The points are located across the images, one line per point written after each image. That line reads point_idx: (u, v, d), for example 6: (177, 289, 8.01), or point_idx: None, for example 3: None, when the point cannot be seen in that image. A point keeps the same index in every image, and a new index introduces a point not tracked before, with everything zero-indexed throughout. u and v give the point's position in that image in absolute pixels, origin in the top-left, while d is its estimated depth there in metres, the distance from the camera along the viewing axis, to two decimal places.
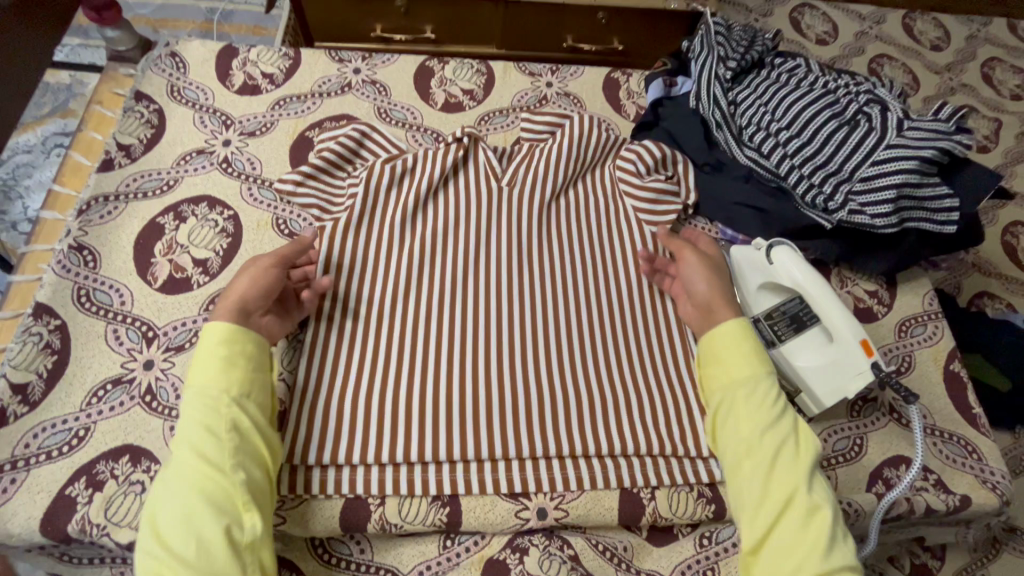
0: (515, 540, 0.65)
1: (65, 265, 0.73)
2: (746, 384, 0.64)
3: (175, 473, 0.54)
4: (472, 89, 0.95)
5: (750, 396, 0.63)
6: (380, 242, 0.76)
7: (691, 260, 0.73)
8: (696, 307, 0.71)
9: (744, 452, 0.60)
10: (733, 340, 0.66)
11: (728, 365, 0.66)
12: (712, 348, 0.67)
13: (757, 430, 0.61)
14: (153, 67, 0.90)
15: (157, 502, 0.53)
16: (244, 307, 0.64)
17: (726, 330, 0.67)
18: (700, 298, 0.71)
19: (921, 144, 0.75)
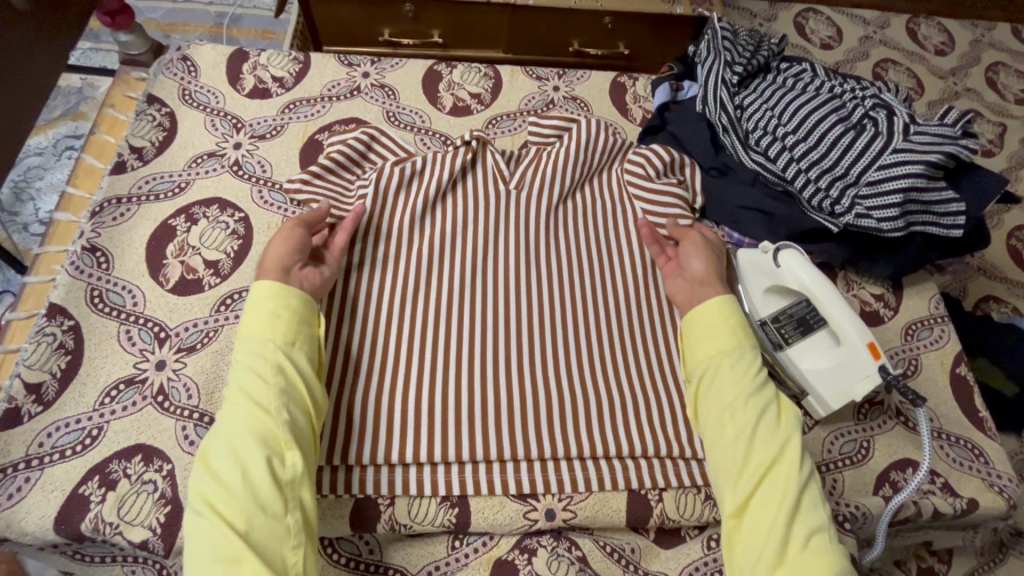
0: (523, 541, 0.65)
1: (79, 266, 0.74)
2: (728, 354, 0.64)
3: (227, 416, 0.56)
4: (479, 92, 0.96)
5: (733, 366, 0.63)
6: (389, 245, 0.77)
7: (692, 242, 0.74)
8: (688, 282, 0.72)
9: (728, 415, 0.61)
10: (718, 313, 0.67)
11: (711, 337, 0.66)
12: (696, 321, 0.68)
13: (746, 394, 0.61)
14: (165, 71, 0.91)
15: (211, 442, 0.55)
16: (283, 265, 0.66)
17: (710, 303, 0.68)
18: (694, 275, 0.72)
19: (927, 148, 0.75)
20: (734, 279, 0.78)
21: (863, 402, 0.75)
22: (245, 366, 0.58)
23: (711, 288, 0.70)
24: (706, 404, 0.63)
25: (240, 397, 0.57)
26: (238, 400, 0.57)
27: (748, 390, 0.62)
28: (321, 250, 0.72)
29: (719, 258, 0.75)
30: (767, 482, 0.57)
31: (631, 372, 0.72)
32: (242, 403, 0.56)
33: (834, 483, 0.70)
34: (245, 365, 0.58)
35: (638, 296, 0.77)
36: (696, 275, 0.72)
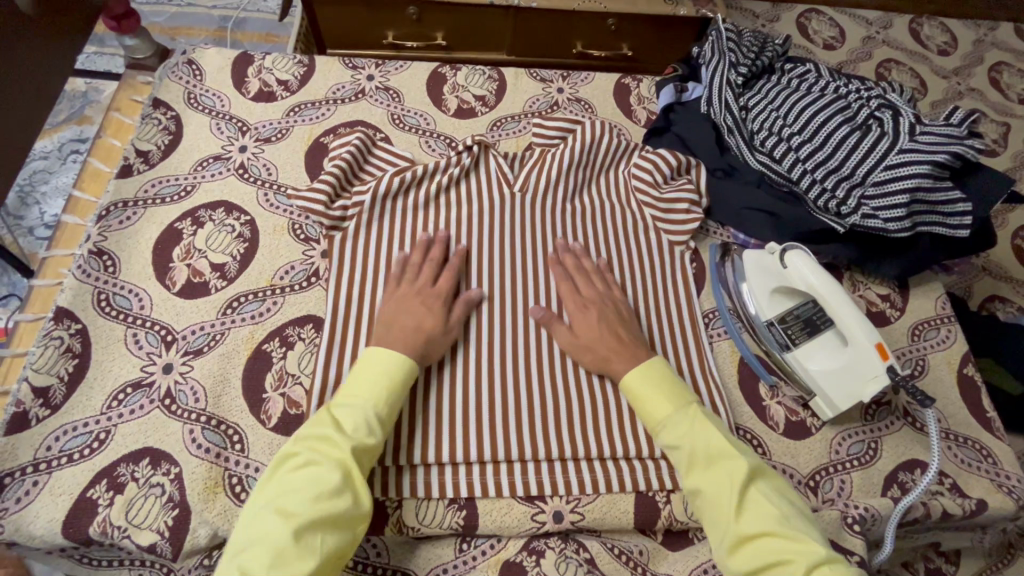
0: (531, 543, 0.65)
1: (86, 270, 0.74)
2: (668, 418, 0.63)
3: (313, 471, 0.54)
4: (484, 95, 0.96)
5: (670, 432, 0.62)
6: (500, 275, 0.76)
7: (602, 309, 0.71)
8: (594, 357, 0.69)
9: (696, 478, 0.59)
10: (639, 380, 0.65)
11: (650, 401, 0.64)
12: (629, 390, 0.65)
13: (696, 452, 0.60)
14: (170, 74, 0.91)
15: (286, 492, 0.53)
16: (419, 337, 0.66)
17: (633, 376, 0.65)
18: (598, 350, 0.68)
19: (935, 148, 0.75)
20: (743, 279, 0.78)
21: (871, 402, 0.75)
22: (358, 418, 0.59)
23: (621, 361, 0.67)
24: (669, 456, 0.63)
25: (337, 444, 0.56)
26: (328, 444, 0.57)
27: (689, 447, 0.60)
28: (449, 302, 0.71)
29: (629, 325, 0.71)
30: (754, 540, 0.54)
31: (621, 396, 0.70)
32: (332, 451, 0.56)
33: (842, 484, 0.70)
34: (359, 416, 0.59)
35: None
36: (586, 338, 0.69)
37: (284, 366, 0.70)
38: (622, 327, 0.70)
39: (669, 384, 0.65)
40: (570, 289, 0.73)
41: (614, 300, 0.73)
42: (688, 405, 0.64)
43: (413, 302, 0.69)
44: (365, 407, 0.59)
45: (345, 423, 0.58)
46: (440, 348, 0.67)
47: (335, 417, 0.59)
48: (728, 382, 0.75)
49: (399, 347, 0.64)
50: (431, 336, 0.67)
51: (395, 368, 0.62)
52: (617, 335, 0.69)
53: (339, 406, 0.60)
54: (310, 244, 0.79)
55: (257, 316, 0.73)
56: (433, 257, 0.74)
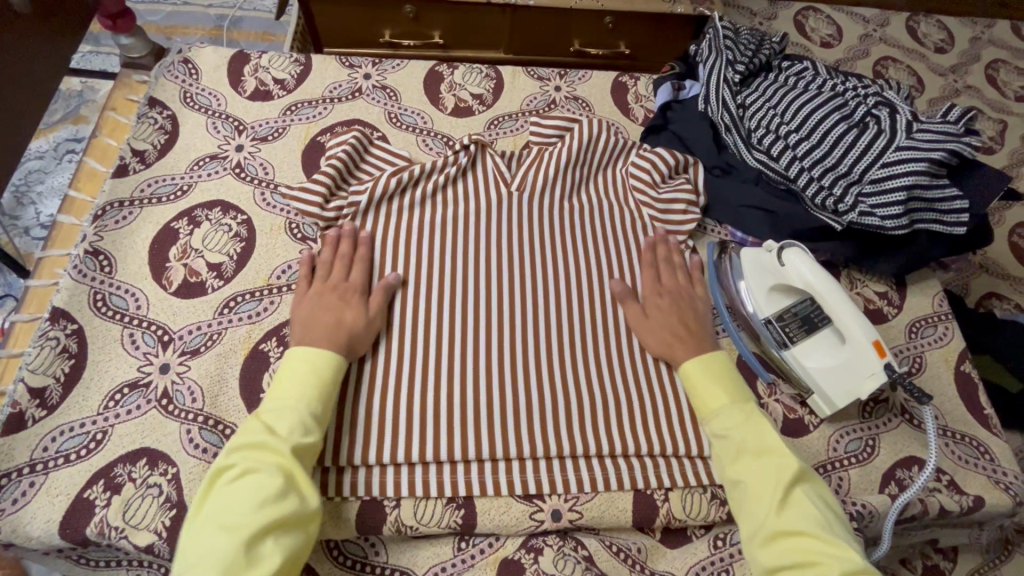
0: (530, 541, 0.65)
1: (82, 270, 0.74)
2: (723, 409, 0.65)
3: (252, 478, 0.54)
4: (481, 93, 0.96)
5: (720, 422, 0.64)
6: (438, 267, 0.76)
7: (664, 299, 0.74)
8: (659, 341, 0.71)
9: (740, 471, 0.61)
10: (702, 367, 0.68)
11: (706, 390, 0.66)
12: (685, 375, 0.68)
13: (744, 442, 0.61)
14: (166, 73, 0.91)
15: (227, 504, 0.52)
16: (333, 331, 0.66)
17: (695, 363, 0.68)
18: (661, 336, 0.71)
19: (931, 146, 0.75)
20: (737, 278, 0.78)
21: (869, 399, 0.75)
22: (292, 421, 0.58)
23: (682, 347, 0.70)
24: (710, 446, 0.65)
25: (273, 448, 0.56)
26: (265, 450, 0.56)
27: (739, 438, 0.62)
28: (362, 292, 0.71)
29: (698, 311, 0.74)
30: (790, 536, 0.55)
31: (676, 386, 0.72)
32: (270, 455, 0.56)
33: (840, 481, 0.70)
34: (296, 418, 0.58)
35: (599, 313, 0.75)
36: (655, 324, 0.72)
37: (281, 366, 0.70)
38: (692, 318, 0.73)
39: (730, 377, 0.67)
40: (651, 277, 0.76)
41: (686, 289, 0.76)
42: (741, 400, 0.65)
43: (330, 299, 0.69)
44: (297, 408, 0.59)
45: (278, 427, 0.58)
46: (363, 341, 0.68)
47: (266, 423, 0.58)
48: None
49: (323, 346, 0.64)
50: (353, 332, 0.67)
51: (324, 364, 0.63)
52: (687, 323, 0.72)
53: (266, 411, 0.60)
54: (306, 243, 0.79)
55: (254, 315, 0.73)
56: (343, 254, 0.73)
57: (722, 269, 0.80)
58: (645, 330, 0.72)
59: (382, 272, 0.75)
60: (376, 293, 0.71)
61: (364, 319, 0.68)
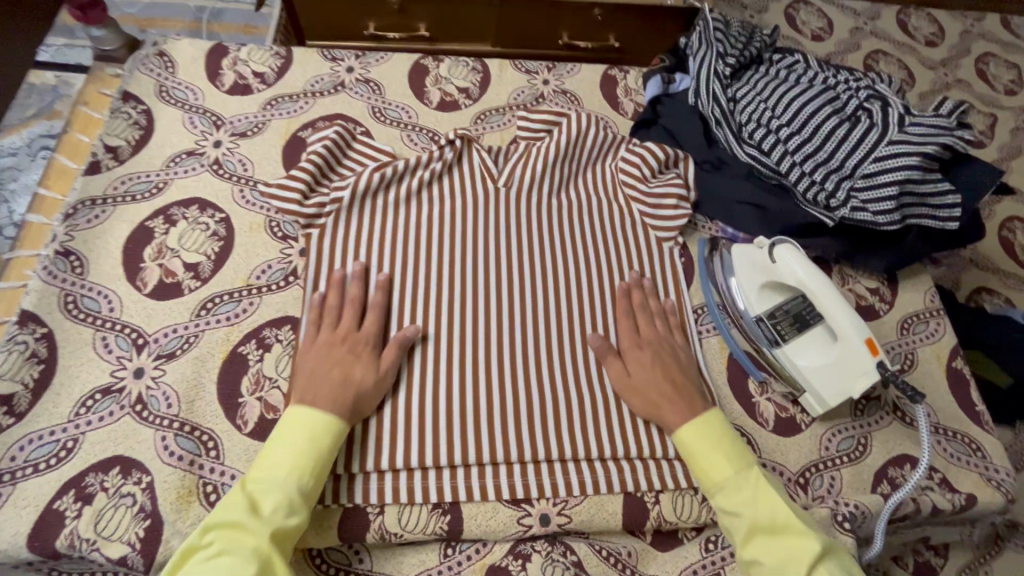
0: (517, 547, 0.64)
1: (52, 271, 0.71)
2: (729, 481, 0.60)
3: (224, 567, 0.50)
4: (467, 87, 0.94)
5: (727, 498, 0.60)
6: (432, 273, 0.73)
7: (646, 356, 0.69)
8: (644, 400, 0.66)
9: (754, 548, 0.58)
10: (695, 433, 0.63)
11: (707, 461, 0.62)
12: (681, 443, 0.63)
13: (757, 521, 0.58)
14: (141, 66, 0.88)
15: None
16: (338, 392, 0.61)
17: (690, 429, 0.63)
18: (650, 393, 0.66)
19: (924, 140, 0.74)
20: (729, 274, 0.77)
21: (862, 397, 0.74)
22: (278, 497, 0.55)
23: (673, 411, 0.65)
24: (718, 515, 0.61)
25: (251, 530, 0.52)
26: (243, 531, 0.52)
27: (751, 515, 0.58)
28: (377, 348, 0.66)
29: (685, 369, 0.69)
30: None
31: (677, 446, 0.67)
32: (247, 538, 0.52)
33: (832, 480, 0.69)
34: (282, 494, 0.55)
35: (590, 310, 0.73)
36: (639, 382, 0.67)
37: (261, 369, 0.68)
38: (677, 374, 0.67)
39: (730, 442, 0.63)
40: (629, 327, 0.71)
41: (668, 342, 0.71)
42: (746, 468, 0.61)
43: (338, 350, 0.64)
44: (286, 483, 0.55)
45: (262, 506, 0.54)
46: (369, 402, 0.63)
47: (251, 497, 0.55)
48: (717, 378, 0.74)
49: (324, 406, 0.60)
50: (360, 391, 0.62)
51: (326, 433, 0.58)
52: (674, 381, 0.67)
53: (253, 482, 0.56)
54: (287, 241, 0.76)
55: (233, 317, 0.71)
56: (352, 299, 0.69)
57: (712, 268, 0.79)
58: (631, 390, 0.67)
59: (400, 323, 0.70)
60: (389, 346, 0.66)
61: (374, 376, 0.63)
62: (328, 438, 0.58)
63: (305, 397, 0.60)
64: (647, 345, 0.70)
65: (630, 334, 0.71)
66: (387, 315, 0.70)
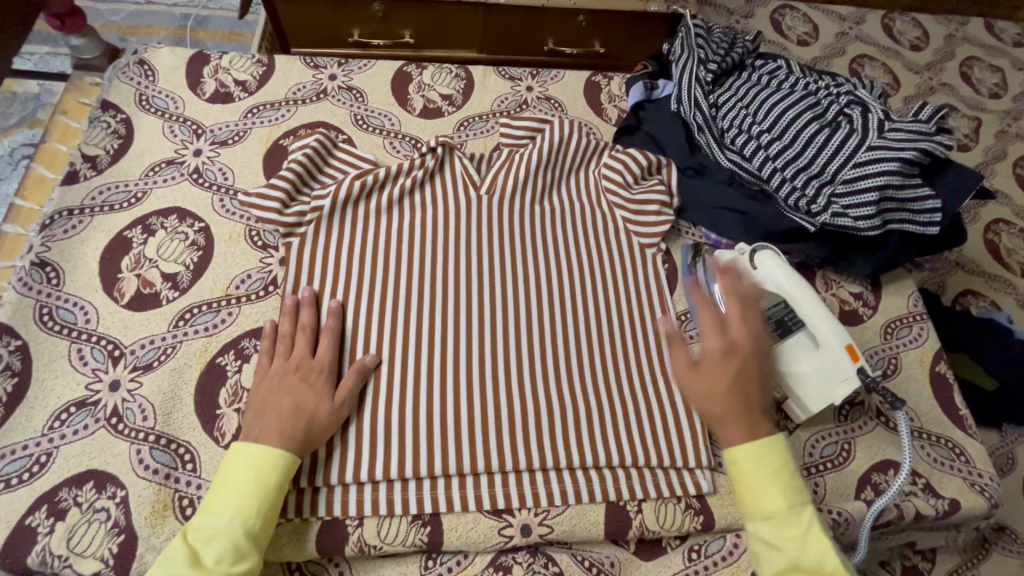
0: (499, 558, 0.63)
1: (27, 283, 0.70)
2: (779, 514, 0.57)
3: None
4: (450, 94, 0.94)
5: (772, 529, 0.57)
6: (413, 282, 0.73)
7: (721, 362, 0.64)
8: (710, 405, 0.63)
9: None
10: (752, 454, 0.60)
11: (757, 488, 0.59)
12: (734, 461, 0.61)
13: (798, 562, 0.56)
14: (121, 75, 0.87)
15: None
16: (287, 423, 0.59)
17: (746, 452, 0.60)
18: (716, 399, 0.63)
19: (903, 146, 0.74)
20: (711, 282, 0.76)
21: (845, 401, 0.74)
22: (223, 542, 0.52)
23: (733, 425, 0.61)
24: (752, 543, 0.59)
25: None
26: None
27: (794, 556, 0.56)
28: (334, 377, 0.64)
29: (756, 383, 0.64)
30: None
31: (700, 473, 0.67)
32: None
33: (815, 487, 0.69)
34: (226, 541, 0.53)
35: (572, 318, 0.73)
36: (708, 388, 0.63)
37: (239, 380, 0.67)
38: (751, 392, 0.63)
39: (787, 473, 0.59)
40: (715, 330, 0.66)
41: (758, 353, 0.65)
42: (800, 505, 0.58)
43: (291, 381, 0.62)
44: (229, 527, 0.53)
45: (204, 556, 0.52)
46: (323, 433, 0.60)
47: (192, 547, 0.52)
48: None
49: (269, 440, 0.57)
50: (314, 422, 0.60)
51: (271, 470, 0.56)
52: (746, 401, 0.62)
53: (195, 529, 0.54)
54: (268, 251, 0.76)
55: (211, 328, 0.70)
56: (305, 326, 0.67)
57: (696, 273, 0.79)
58: (704, 391, 0.63)
59: (361, 349, 0.68)
60: (348, 374, 0.64)
61: (329, 406, 0.61)
62: (275, 474, 0.56)
63: (252, 432, 0.58)
64: (729, 351, 0.64)
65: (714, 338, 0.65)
66: (344, 338, 0.68)
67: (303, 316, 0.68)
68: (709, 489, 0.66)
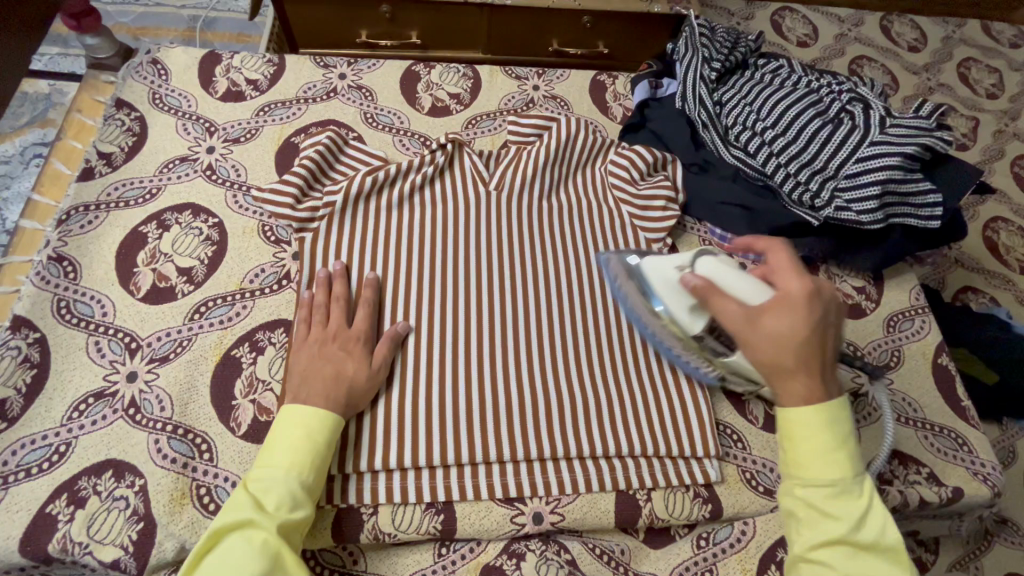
0: (511, 546, 0.64)
1: (45, 277, 0.71)
2: (842, 483, 0.52)
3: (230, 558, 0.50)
4: (458, 93, 0.95)
5: (833, 496, 0.52)
6: (425, 275, 0.74)
7: (797, 311, 0.55)
8: (784, 360, 0.54)
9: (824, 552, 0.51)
10: (821, 412, 0.54)
11: (825, 451, 0.53)
12: (800, 420, 0.54)
13: None
14: (134, 74, 0.89)
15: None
16: (333, 386, 0.61)
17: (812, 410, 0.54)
18: (791, 352, 0.54)
19: (904, 141, 0.76)
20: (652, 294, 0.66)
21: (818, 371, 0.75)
22: (281, 493, 0.54)
23: (805, 381, 0.54)
24: (800, 505, 0.53)
25: (259, 525, 0.52)
26: (249, 528, 0.52)
27: (850, 528, 0.51)
28: (372, 348, 0.66)
29: (831, 336, 0.56)
30: None
31: (706, 462, 0.68)
32: (255, 534, 0.52)
33: None
34: (283, 489, 0.55)
35: (581, 311, 0.74)
36: (786, 341, 0.54)
37: (254, 372, 0.68)
38: (820, 337, 0.55)
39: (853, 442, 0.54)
40: (792, 280, 0.58)
41: (834, 308, 0.58)
42: (861, 475, 0.53)
43: (331, 348, 0.64)
44: (286, 479, 0.55)
45: (266, 501, 0.54)
46: (364, 396, 0.63)
47: (253, 495, 0.54)
48: None
49: (317, 402, 0.60)
50: (354, 386, 0.62)
51: (320, 429, 0.58)
52: (819, 355, 0.55)
53: (254, 480, 0.56)
54: (281, 246, 0.77)
55: (226, 320, 0.71)
56: (339, 296, 0.69)
57: (626, 284, 0.71)
58: (767, 344, 0.55)
59: (391, 318, 0.71)
60: (381, 343, 0.66)
61: (367, 372, 0.64)
62: (324, 433, 0.58)
63: (298, 395, 0.60)
64: (809, 304, 0.56)
65: (795, 288, 0.57)
66: (376, 314, 0.70)
67: (336, 287, 0.70)
68: (717, 478, 0.67)
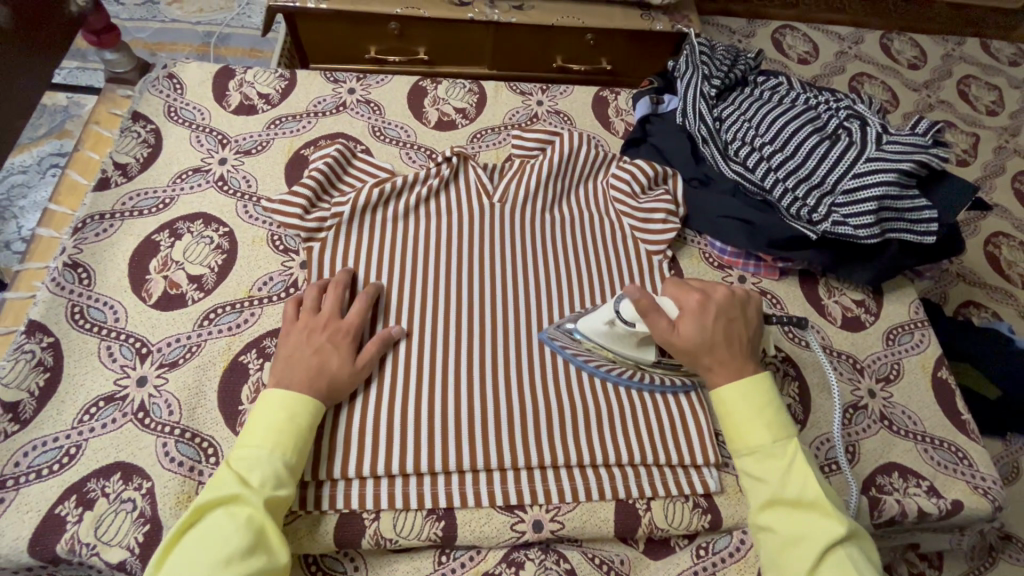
0: (510, 555, 0.65)
1: (60, 283, 0.73)
2: (765, 448, 0.61)
3: (211, 532, 0.52)
4: (464, 107, 0.98)
5: (757, 462, 0.61)
6: (427, 284, 0.75)
7: (699, 319, 0.64)
8: (697, 361, 0.65)
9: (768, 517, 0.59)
10: (739, 394, 0.63)
11: (742, 422, 0.62)
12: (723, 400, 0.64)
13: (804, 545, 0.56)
14: (151, 88, 0.92)
15: (197, 546, 0.52)
16: (312, 377, 0.62)
17: (733, 391, 0.63)
18: (700, 353, 0.64)
19: (900, 157, 0.77)
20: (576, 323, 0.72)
21: (775, 354, 0.78)
22: (266, 471, 0.56)
23: (724, 371, 0.64)
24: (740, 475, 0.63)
25: (246, 501, 0.54)
26: (237, 504, 0.54)
27: (777, 486, 0.59)
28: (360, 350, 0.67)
29: (739, 329, 0.66)
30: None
31: (704, 473, 0.68)
32: (241, 509, 0.54)
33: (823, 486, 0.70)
34: (268, 469, 0.56)
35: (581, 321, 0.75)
36: (694, 347, 0.64)
37: (260, 378, 0.70)
38: (726, 335, 0.65)
39: (771, 408, 0.63)
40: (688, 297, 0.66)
41: (730, 307, 0.66)
42: (784, 438, 0.61)
43: (317, 338, 0.65)
44: (271, 458, 0.57)
45: (251, 478, 0.56)
46: (343, 389, 0.64)
47: (239, 473, 0.56)
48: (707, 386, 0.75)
49: (298, 390, 0.61)
50: (335, 381, 0.63)
51: (302, 413, 0.60)
52: (729, 348, 0.64)
53: (239, 458, 0.57)
54: (289, 255, 0.79)
55: (234, 327, 0.73)
56: (334, 291, 0.70)
57: (563, 338, 0.72)
58: (685, 352, 0.65)
59: (385, 321, 0.72)
60: (372, 341, 0.68)
61: (349, 368, 0.65)
62: (306, 414, 0.60)
63: (280, 383, 0.62)
64: (708, 312, 0.65)
65: (694, 300, 0.65)
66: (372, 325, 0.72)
67: (337, 277, 0.72)
68: (716, 488, 0.68)
